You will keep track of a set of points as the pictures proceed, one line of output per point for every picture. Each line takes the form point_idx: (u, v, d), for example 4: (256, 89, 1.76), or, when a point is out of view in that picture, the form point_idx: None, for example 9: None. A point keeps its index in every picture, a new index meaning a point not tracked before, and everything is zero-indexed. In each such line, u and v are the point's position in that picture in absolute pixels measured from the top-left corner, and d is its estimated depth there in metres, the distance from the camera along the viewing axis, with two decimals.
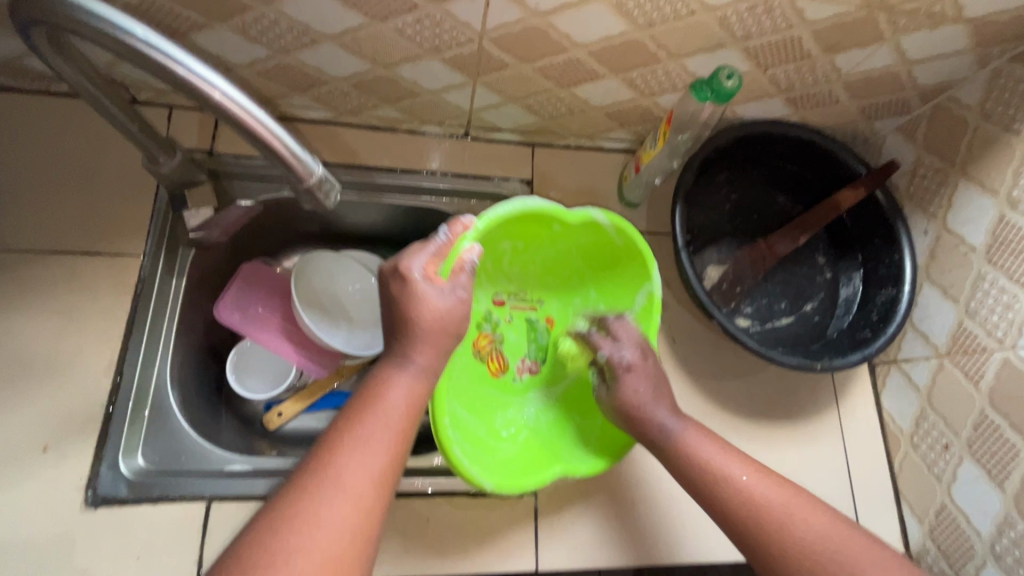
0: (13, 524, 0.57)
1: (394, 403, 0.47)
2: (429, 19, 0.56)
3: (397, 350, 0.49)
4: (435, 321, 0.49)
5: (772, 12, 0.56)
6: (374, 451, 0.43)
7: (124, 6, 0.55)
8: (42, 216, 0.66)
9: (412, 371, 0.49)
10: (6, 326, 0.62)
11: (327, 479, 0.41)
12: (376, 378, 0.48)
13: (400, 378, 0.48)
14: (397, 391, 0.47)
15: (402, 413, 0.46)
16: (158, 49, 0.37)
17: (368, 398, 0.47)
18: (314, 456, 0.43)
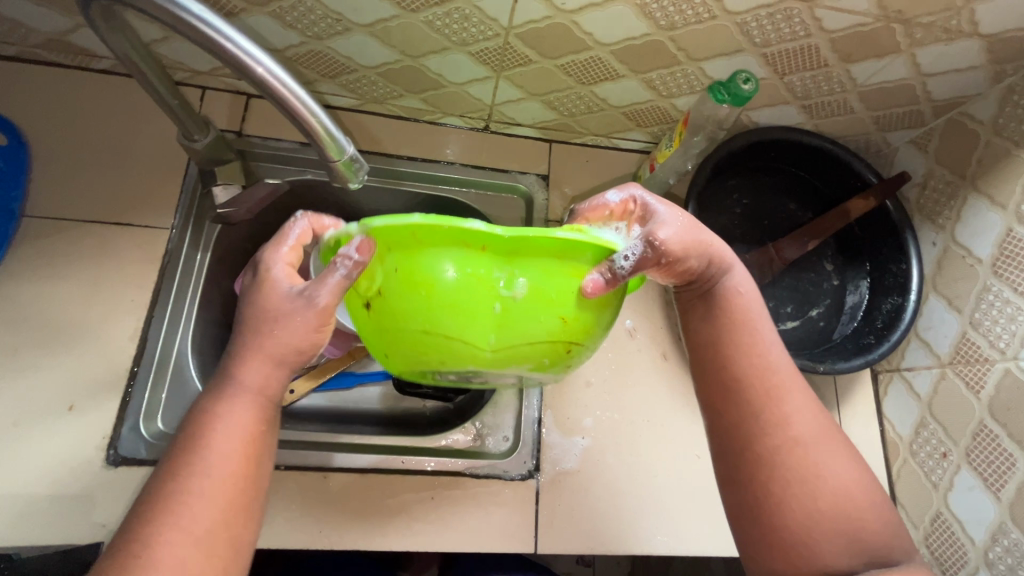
0: (36, 478, 0.60)
1: (223, 438, 0.44)
2: (458, 13, 0.59)
3: (227, 373, 0.46)
4: (261, 342, 0.46)
5: (791, 19, 0.57)
6: (200, 503, 0.42)
7: None
8: (77, 187, 0.69)
9: (243, 394, 0.45)
10: (38, 290, 0.65)
11: (135, 558, 0.39)
12: (203, 412, 0.45)
13: (228, 407, 0.45)
14: (222, 425, 0.44)
15: (233, 448, 0.44)
16: (211, 25, 0.39)
17: (188, 445, 0.44)
18: (129, 528, 0.41)
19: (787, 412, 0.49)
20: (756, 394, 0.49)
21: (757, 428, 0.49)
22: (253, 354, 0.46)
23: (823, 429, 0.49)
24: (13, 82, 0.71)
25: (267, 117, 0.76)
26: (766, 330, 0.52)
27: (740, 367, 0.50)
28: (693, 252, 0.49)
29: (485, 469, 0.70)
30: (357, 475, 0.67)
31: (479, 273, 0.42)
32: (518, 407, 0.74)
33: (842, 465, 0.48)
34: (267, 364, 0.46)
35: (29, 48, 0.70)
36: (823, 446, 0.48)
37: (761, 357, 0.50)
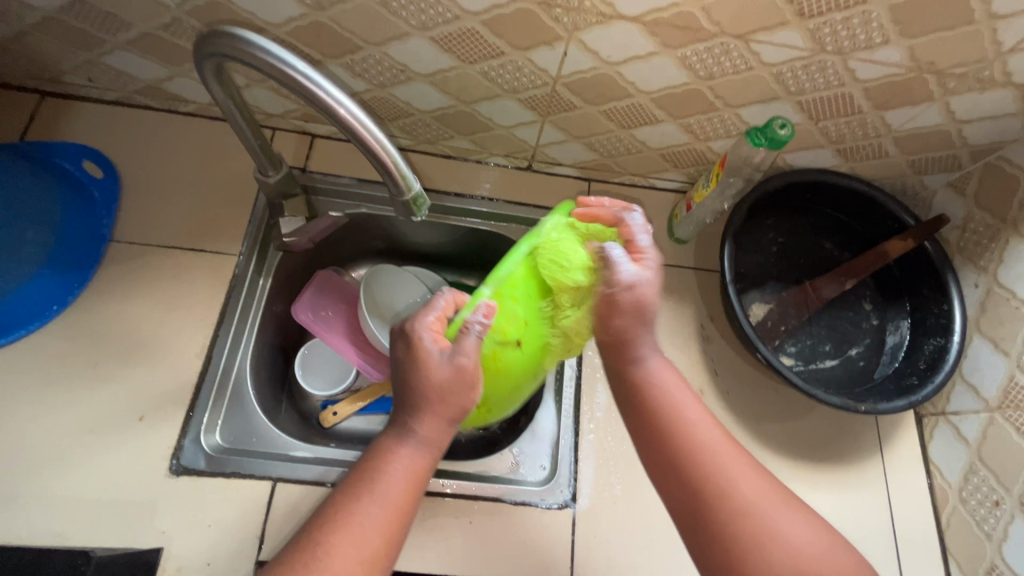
0: (106, 483, 0.64)
1: (396, 476, 0.50)
2: (512, 64, 0.64)
3: (404, 418, 0.52)
4: (434, 393, 0.51)
5: (825, 70, 0.60)
6: (371, 530, 0.48)
7: (271, 39, 0.65)
8: (160, 215, 0.76)
9: (416, 441, 0.52)
10: (121, 307, 0.71)
11: (317, 561, 0.46)
12: (382, 449, 0.52)
13: (403, 450, 0.51)
14: (400, 466, 0.51)
15: (404, 487, 0.50)
16: (307, 76, 0.45)
17: (373, 470, 0.51)
18: (311, 534, 0.48)
19: (731, 484, 0.50)
20: (705, 486, 0.50)
21: (722, 520, 0.49)
22: (429, 411, 0.51)
23: (774, 494, 0.51)
24: (113, 123, 0.80)
25: (328, 155, 0.83)
26: (688, 404, 0.54)
27: (694, 459, 0.51)
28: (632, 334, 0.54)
29: (524, 496, 0.70)
30: None
31: None
32: (556, 435, 0.75)
33: (800, 526, 0.49)
34: (440, 419, 0.52)
35: (129, 93, 0.79)
36: (772, 504, 0.50)
37: (705, 442, 0.52)
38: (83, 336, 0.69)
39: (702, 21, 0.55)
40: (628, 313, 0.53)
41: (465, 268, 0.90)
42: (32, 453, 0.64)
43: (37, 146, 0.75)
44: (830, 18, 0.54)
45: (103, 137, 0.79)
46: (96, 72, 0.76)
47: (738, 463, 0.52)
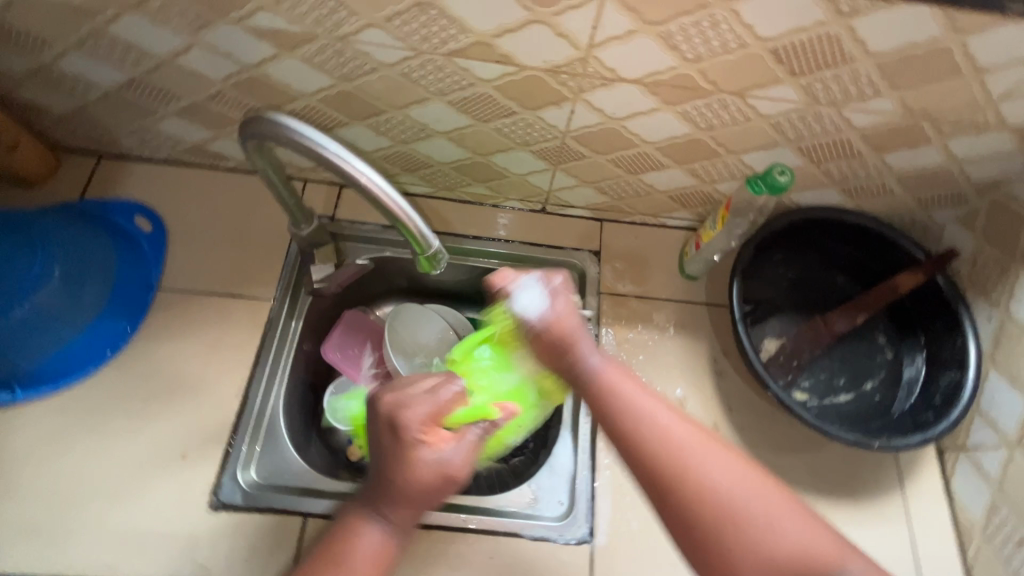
0: (152, 518, 0.69)
1: (362, 567, 0.51)
2: (523, 122, 0.69)
3: (375, 502, 0.53)
4: (413, 483, 0.52)
5: (821, 120, 0.63)
6: None
7: (303, 106, 0.71)
8: (203, 263, 0.83)
9: (386, 529, 0.52)
10: (167, 350, 0.77)
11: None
12: (352, 534, 0.52)
13: (370, 537, 0.52)
14: (364, 550, 0.51)
15: (367, 572, 0.51)
16: (333, 151, 0.49)
17: (339, 552, 0.51)
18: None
19: (693, 467, 0.49)
20: (669, 474, 0.49)
21: (699, 514, 0.48)
22: (400, 498, 0.52)
23: (746, 471, 0.50)
24: (161, 180, 0.87)
25: (355, 203, 0.89)
26: (633, 392, 0.54)
27: (653, 461, 0.50)
28: (562, 347, 0.58)
29: (543, 531, 0.72)
30: (423, 530, 0.71)
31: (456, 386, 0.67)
32: (572, 472, 0.76)
33: (773, 501, 0.48)
34: (411, 511, 0.52)
35: (176, 153, 0.87)
36: (740, 486, 0.48)
37: (653, 433, 0.51)
38: (134, 378, 0.75)
39: (699, 81, 0.59)
40: (546, 336, 0.59)
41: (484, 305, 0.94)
42: (85, 489, 0.69)
43: (94, 204, 0.83)
44: (821, 75, 0.57)
45: (153, 192, 0.86)
46: (149, 136, 0.84)
47: (704, 441, 0.51)
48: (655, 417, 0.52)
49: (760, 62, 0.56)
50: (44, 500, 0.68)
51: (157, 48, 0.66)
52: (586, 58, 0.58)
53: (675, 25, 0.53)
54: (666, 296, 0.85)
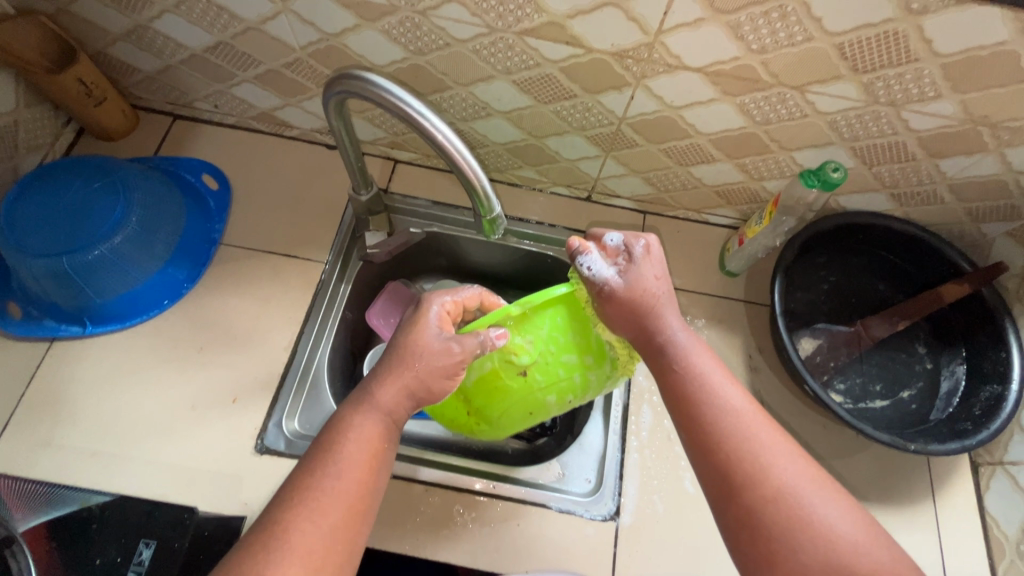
0: (201, 454, 0.72)
1: (357, 445, 0.50)
2: (583, 105, 0.71)
3: (365, 387, 0.53)
4: (408, 360, 0.53)
5: (879, 120, 0.64)
6: (326, 502, 0.46)
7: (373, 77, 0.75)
8: (263, 224, 0.88)
9: (375, 410, 0.52)
10: (225, 301, 0.82)
11: (281, 542, 0.44)
12: (344, 420, 0.51)
13: (362, 419, 0.51)
14: (355, 434, 0.50)
15: (361, 454, 0.49)
16: (413, 107, 0.52)
17: (330, 440, 0.50)
18: (273, 511, 0.46)
19: (768, 461, 0.47)
20: (741, 469, 0.47)
21: (768, 516, 0.45)
22: (392, 376, 0.52)
23: (820, 479, 0.47)
24: (229, 143, 0.92)
25: (408, 179, 0.92)
26: (715, 378, 0.52)
27: (725, 454, 0.48)
28: (644, 313, 0.53)
29: (569, 505, 0.74)
30: (453, 493, 0.73)
31: (510, 364, 0.57)
32: (602, 451, 0.79)
33: (846, 511, 0.45)
34: (401, 388, 0.52)
35: (245, 119, 0.92)
36: (812, 489, 0.46)
37: (731, 423, 0.49)
38: (193, 326, 0.80)
39: (761, 73, 0.61)
40: (622, 304, 0.53)
41: (522, 288, 0.97)
42: (143, 421, 0.74)
43: (168, 160, 0.89)
44: (883, 74, 0.58)
45: (221, 155, 0.91)
46: (223, 100, 0.89)
47: (781, 443, 0.48)
48: (735, 406, 0.50)
49: (824, 57, 0.58)
50: (106, 428, 0.73)
51: (245, 13, 0.70)
52: (653, 44, 0.60)
53: (745, 15, 0.55)
54: (704, 290, 0.87)
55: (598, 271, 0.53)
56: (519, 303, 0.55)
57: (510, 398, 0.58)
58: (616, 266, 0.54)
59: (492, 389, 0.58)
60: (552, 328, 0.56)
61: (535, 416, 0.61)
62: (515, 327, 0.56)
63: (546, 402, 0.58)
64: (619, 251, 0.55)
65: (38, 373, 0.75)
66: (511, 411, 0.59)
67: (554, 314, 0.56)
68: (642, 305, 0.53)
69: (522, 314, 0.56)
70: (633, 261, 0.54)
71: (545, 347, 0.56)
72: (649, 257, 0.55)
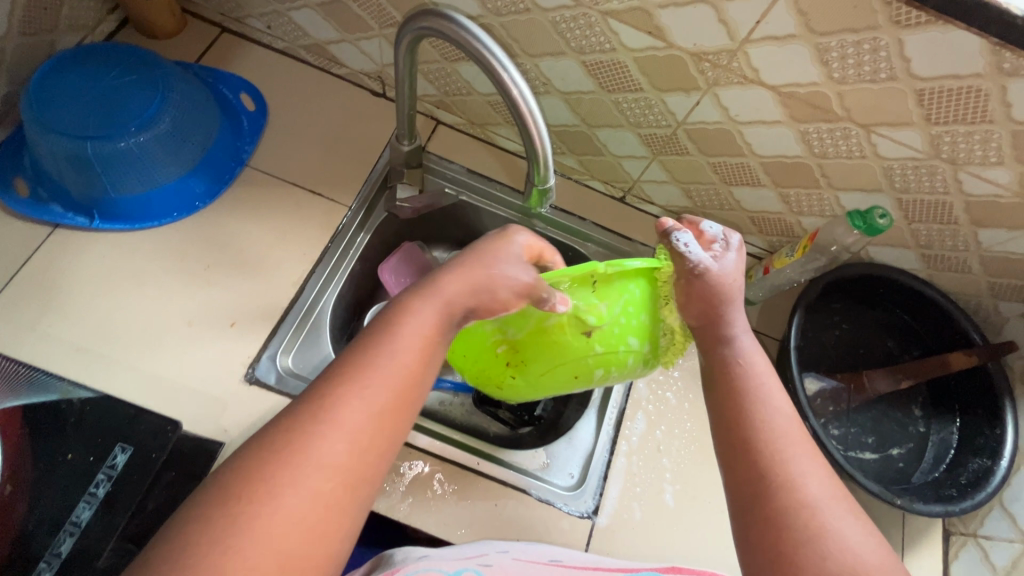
0: (187, 372, 0.70)
1: (412, 333, 0.49)
2: (646, 101, 0.71)
3: (431, 280, 0.53)
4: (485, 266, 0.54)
5: (934, 175, 0.65)
6: (376, 381, 0.45)
7: None
8: (294, 155, 0.85)
9: (436, 302, 0.51)
10: (240, 224, 0.79)
11: (321, 415, 0.43)
12: (403, 304, 0.51)
13: (423, 307, 0.50)
14: (413, 320, 0.49)
15: (415, 342, 0.48)
16: (495, 58, 0.50)
17: (386, 325, 0.49)
18: (320, 383, 0.45)
19: (802, 470, 0.48)
20: (776, 472, 0.48)
21: (794, 520, 0.46)
22: (459, 272, 0.53)
23: (846, 502, 0.47)
24: (274, 68, 0.90)
25: (448, 141, 0.91)
26: (769, 384, 0.53)
27: (765, 454, 0.49)
28: (720, 305, 0.55)
29: (549, 495, 0.73)
30: (436, 461, 0.72)
31: (575, 321, 0.55)
32: (591, 449, 0.79)
33: (867, 535, 0.46)
34: (467, 283, 0.52)
35: (295, 47, 0.89)
36: (838, 508, 0.47)
37: (773, 428, 0.50)
38: (202, 242, 0.77)
39: (833, 104, 0.61)
40: (709, 287, 0.54)
41: None
42: (133, 327, 0.71)
43: (208, 70, 0.86)
44: (953, 129, 0.58)
45: (264, 77, 0.89)
46: (277, 23, 0.86)
47: (816, 460, 0.49)
48: (780, 416, 0.51)
49: (901, 100, 0.57)
50: (94, 326, 0.70)
51: None
52: (735, 52, 0.60)
53: (836, 40, 0.54)
54: None
55: (695, 251, 0.54)
56: (608, 266, 0.54)
57: (558, 356, 0.57)
58: (711, 253, 0.56)
59: (542, 343, 0.57)
60: (627, 302, 0.55)
61: (571, 384, 0.60)
62: (595, 287, 0.55)
63: (589, 370, 0.57)
64: (713, 242, 0.58)
65: (35, 256, 0.72)
66: (552, 371, 0.58)
67: (635, 286, 0.55)
68: (726, 297, 0.55)
69: (607, 276, 0.54)
70: (728, 253, 0.56)
71: (614, 315, 0.55)
72: (741, 255, 0.57)
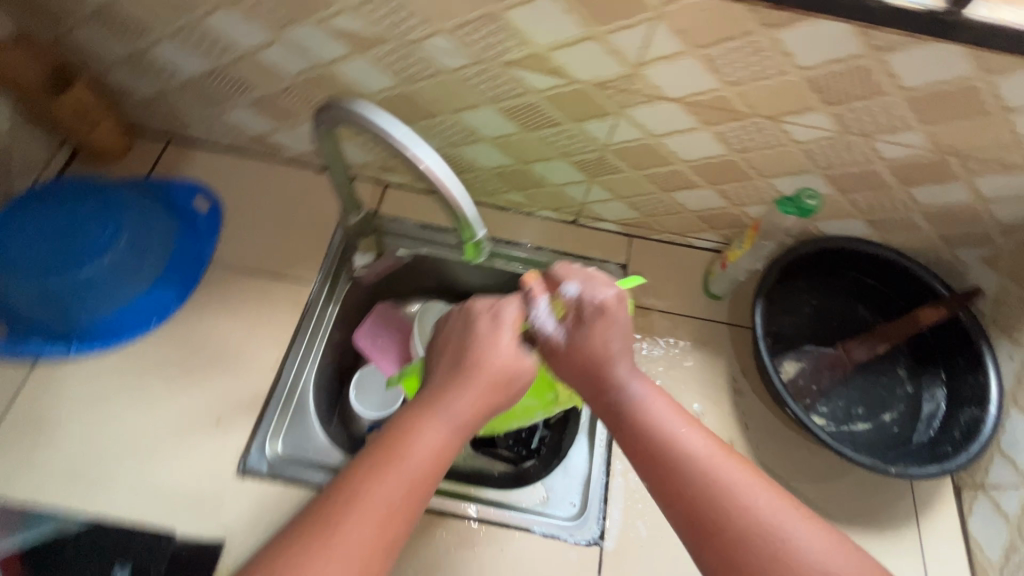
0: (182, 477, 0.71)
1: (421, 452, 0.49)
2: (568, 133, 0.73)
3: (442, 395, 0.53)
4: (500, 374, 0.54)
5: (852, 149, 0.67)
6: (389, 513, 0.46)
7: None
8: (253, 245, 0.88)
9: (449, 421, 0.52)
10: (211, 322, 0.82)
11: (335, 557, 0.43)
12: (414, 422, 0.51)
13: (433, 427, 0.51)
14: (425, 440, 0.50)
15: (429, 464, 0.49)
16: (398, 135, 0.53)
17: (394, 445, 0.49)
18: (327, 519, 0.45)
19: (742, 500, 0.48)
20: (713, 512, 0.47)
21: (749, 556, 0.45)
22: (468, 386, 0.53)
23: (796, 513, 0.48)
24: (221, 165, 0.93)
25: (398, 201, 0.94)
26: (672, 421, 0.53)
27: (694, 495, 0.49)
28: (597, 367, 0.57)
29: (552, 529, 0.73)
30: (437, 516, 0.73)
31: None
32: (588, 474, 0.79)
33: (833, 542, 0.46)
34: (478, 398, 0.53)
35: (238, 142, 0.93)
36: (790, 522, 0.47)
37: (698, 463, 0.50)
38: (178, 347, 0.80)
39: (737, 104, 0.63)
40: (569, 357, 0.59)
41: None
42: (122, 443, 0.73)
43: (158, 181, 0.89)
44: (854, 106, 0.61)
45: (213, 177, 0.92)
46: (216, 124, 0.90)
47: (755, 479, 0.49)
48: (697, 449, 0.51)
49: (797, 89, 0.60)
50: (85, 450, 0.72)
51: (239, 41, 0.72)
52: (633, 75, 0.63)
53: (720, 49, 0.57)
54: (689, 313, 0.88)
55: (542, 325, 0.60)
56: None
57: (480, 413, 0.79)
58: (566, 321, 0.60)
59: None
60: None
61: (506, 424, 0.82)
62: None
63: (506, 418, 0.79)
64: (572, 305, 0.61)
65: (20, 394, 0.74)
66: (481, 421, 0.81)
67: None
68: (597, 356, 0.58)
69: None
70: (584, 319, 0.59)
71: None
72: (609, 315, 0.58)
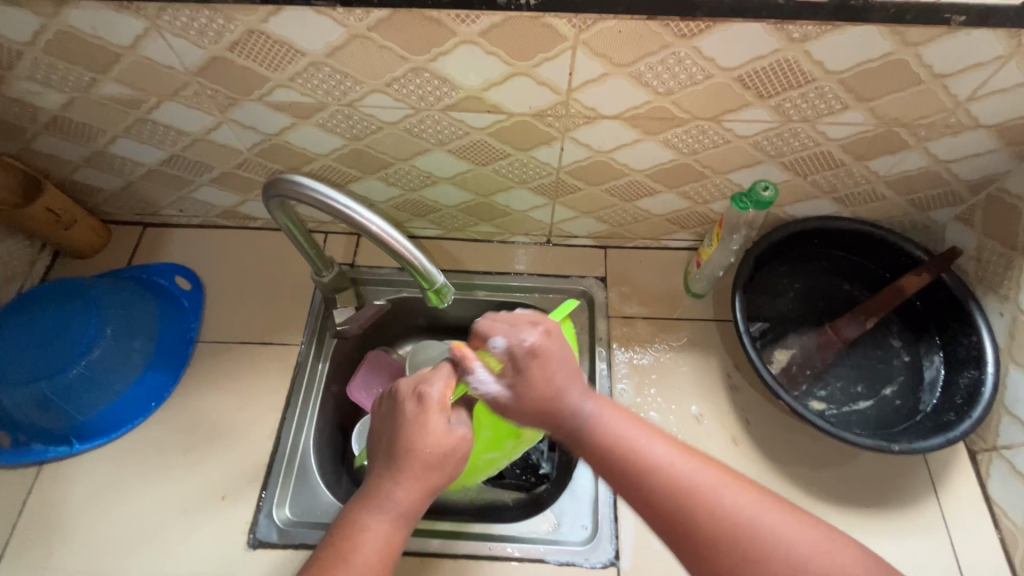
0: (194, 558, 0.72)
1: (369, 550, 0.51)
2: (519, 162, 0.75)
3: (378, 490, 0.54)
4: (433, 452, 0.54)
5: (798, 135, 0.67)
6: None
7: (321, 165, 0.79)
8: (237, 316, 0.90)
9: (390, 512, 0.53)
10: (205, 399, 0.83)
11: None
12: (355, 521, 0.53)
13: (375, 521, 0.52)
14: (369, 536, 0.52)
15: (376, 558, 0.51)
16: (341, 202, 0.54)
17: (340, 548, 0.51)
18: None
19: (711, 503, 0.49)
20: (689, 520, 0.49)
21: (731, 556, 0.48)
22: (406, 475, 0.54)
23: (761, 500, 0.50)
24: (198, 242, 0.96)
25: (372, 250, 0.95)
26: (632, 435, 0.55)
27: (669, 506, 0.50)
28: (550, 402, 0.57)
29: (568, 556, 0.73)
30: (449, 560, 0.72)
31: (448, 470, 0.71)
32: (595, 495, 0.77)
33: (805, 528, 0.48)
34: (416, 485, 0.54)
35: (211, 218, 0.96)
36: (756, 512, 0.49)
37: (662, 471, 0.52)
38: (176, 428, 0.81)
39: (674, 111, 0.64)
40: (525, 406, 0.57)
41: None
42: (134, 533, 0.74)
43: (138, 269, 0.92)
44: (788, 96, 0.61)
45: (191, 255, 0.95)
46: (187, 205, 0.93)
47: (716, 476, 0.51)
48: (661, 458, 0.53)
49: (729, 89, 0.61)
50: (98, 544, 0.73)
51: (190, 127, 0.75)
52: (567, 101, 0.64)
53: (644, 64, 0.58)
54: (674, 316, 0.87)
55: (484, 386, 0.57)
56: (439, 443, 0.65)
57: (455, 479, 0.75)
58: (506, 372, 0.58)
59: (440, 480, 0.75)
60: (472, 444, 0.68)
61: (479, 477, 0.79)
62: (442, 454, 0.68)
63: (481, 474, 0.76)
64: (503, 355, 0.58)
65: (30, 499, 0.76)
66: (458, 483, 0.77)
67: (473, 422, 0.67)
68: (543, 394, 0.57)
69: None
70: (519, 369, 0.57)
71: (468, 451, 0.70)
72: (544, 364, 0.57)
